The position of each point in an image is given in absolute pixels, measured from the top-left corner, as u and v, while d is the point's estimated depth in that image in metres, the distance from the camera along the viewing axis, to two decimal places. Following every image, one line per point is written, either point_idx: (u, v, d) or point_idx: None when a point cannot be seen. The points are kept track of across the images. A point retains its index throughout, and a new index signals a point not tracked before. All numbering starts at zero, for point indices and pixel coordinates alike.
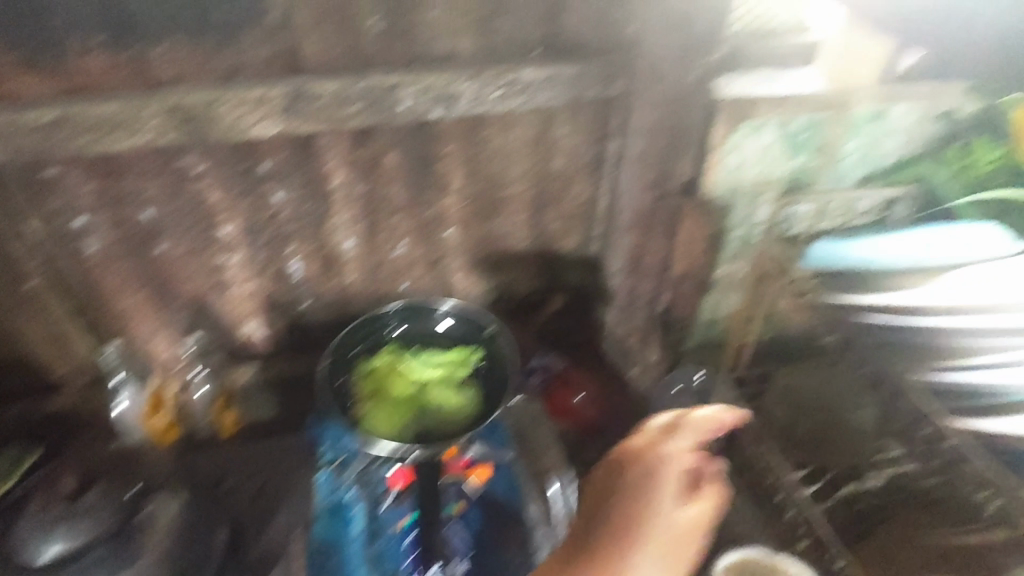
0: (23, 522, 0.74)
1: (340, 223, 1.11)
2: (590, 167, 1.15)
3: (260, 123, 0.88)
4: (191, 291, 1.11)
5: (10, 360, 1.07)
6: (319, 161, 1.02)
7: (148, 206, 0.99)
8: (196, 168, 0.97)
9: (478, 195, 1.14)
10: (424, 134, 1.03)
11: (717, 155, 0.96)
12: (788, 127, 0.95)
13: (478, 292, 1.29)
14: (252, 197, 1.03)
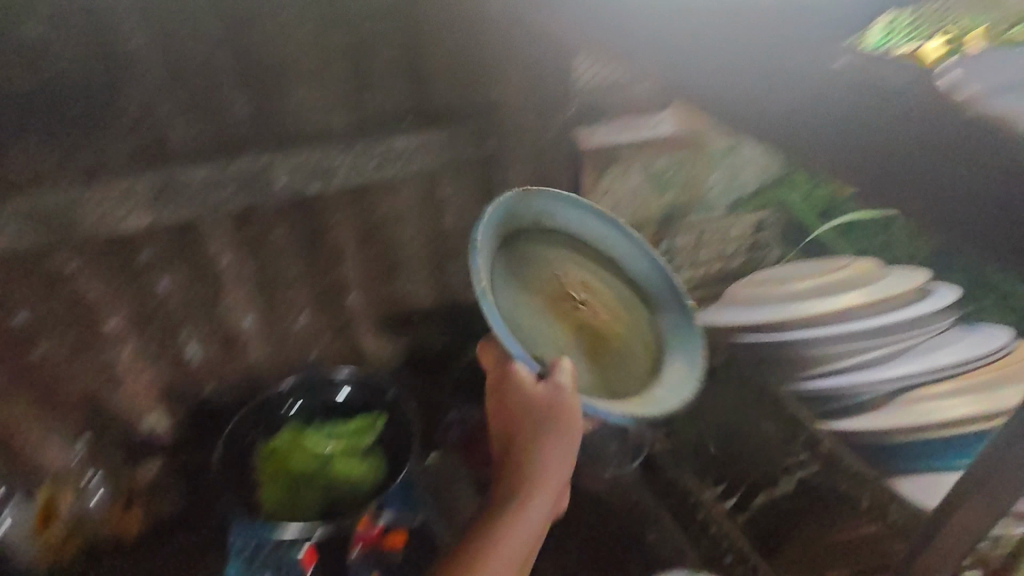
0: None
1: (235, 302, 1.09)
2: (481, 220, 1.18)
3: (130, 216, 0.88)
4: (80, 393, 1.04)
5: None
6: (203, 245, 1.01)
7: (19, 311, 0.94)
8: (70, 266, 0.93)
9: (374, 259, 1.15)
10: (310, 208, 1.04)
11: (593, 199, 1.02)
12: (655, 169, 1.01)
13: (390, 353, 1.28)
14: (135, 288, 1.00)
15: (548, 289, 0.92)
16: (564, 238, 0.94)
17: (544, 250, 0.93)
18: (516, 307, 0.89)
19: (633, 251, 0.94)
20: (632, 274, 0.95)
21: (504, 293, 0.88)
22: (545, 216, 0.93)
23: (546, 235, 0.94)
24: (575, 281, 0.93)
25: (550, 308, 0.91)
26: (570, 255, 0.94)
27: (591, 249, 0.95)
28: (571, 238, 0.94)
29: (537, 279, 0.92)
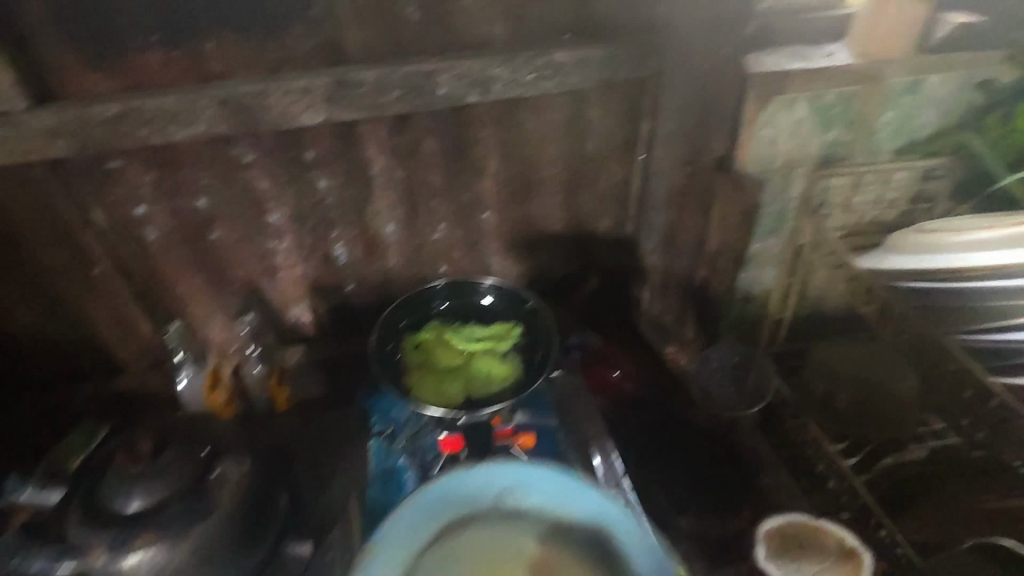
0: (104, 479, 0.72)
1: (382, 208, 1.14)
2: (623, 148, 1.16)
3: (306, 112, 0.94)
4: (244, 276, 1.16)
5: (81, 343, 1.16)
6: (361, 149, 1.05)
7: (202, 195, 1.04)
8: (246, 157, 1.01)
9: (513, 178, 1.16)
10: (461, 119, 1.06)
11: (751, 130, 0.96)
12: (822, 101, 0.94)
13: (515, 274, 1.31)
14: (298, 184, 1.07)
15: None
16: (506, 537, 0.84)
17: (564, 523, 0.85)
18: (453, 566, 0.81)
19: (642, 550, 0.79)
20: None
21: (467, 545, 0.83)
22: (558, 512, 0.85)
23: (552, 530, 0.85)
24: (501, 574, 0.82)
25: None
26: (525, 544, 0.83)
27: (596, 554, 0.82)
28: (557, 544, 0.84)
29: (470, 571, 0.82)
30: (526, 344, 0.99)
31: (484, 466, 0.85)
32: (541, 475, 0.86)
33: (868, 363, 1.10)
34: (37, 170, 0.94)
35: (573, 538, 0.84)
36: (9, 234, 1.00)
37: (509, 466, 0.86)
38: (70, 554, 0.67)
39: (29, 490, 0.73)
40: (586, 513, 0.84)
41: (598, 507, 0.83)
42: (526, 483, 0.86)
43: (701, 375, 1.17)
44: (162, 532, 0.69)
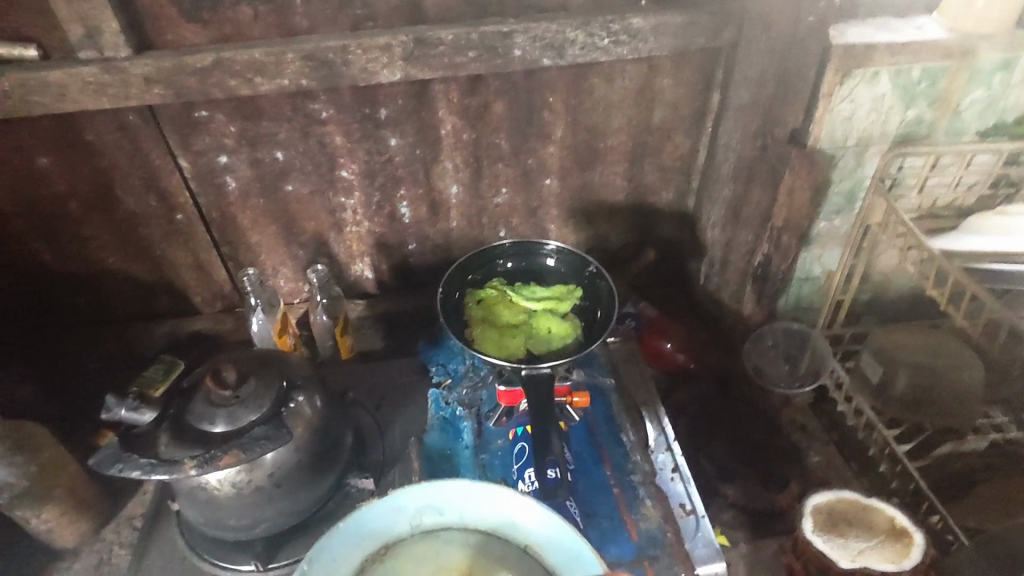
0: (194, 403, 0.79)
1: (448, 169, 1.17)
2: (691, 119, 1.16)
3: (385, 69, 0.97)
4: (313, 229, 1.21)
5: (161, 285, 1.24)
6: (432, 108, 1.08)
7: (281, 148, 1.09)
8: (324, 112, 1.05)
9: (578, 145, 1.17)
10: (532, 83, 1.07)
11: (828, 104, 0.93)
12: (907, 76, 0.90)
13: (572, 242, 1.32)
14: (370, 141, 1.10)
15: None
16: (422, 571, 0.75)
17: (483, 537, 0.79)
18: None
19: (579, 566, 0.74)
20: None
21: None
22: (473, 525, 0.79)
23: (470, 545, 0.78)
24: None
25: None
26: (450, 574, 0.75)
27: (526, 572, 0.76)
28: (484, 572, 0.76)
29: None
30: (586, 307, 1.02)
31: (399, 490, 0.77)
32: (456, 490, 0.79)
33: (936, 352, 1.02)
34: (132, 116, 1.00)
35: (492, 555, 0.77)
36: (103, 176, 1.06)
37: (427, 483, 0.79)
38: (163, 467, 0.72)
39: (125, 408, 0.79)
40: (512, 528, 0.78)
41: (526, 520, 0.78)
42: (436, 503, 0.79)
43: (754, 353, 1.20)
44: (245, 453, 0.73)
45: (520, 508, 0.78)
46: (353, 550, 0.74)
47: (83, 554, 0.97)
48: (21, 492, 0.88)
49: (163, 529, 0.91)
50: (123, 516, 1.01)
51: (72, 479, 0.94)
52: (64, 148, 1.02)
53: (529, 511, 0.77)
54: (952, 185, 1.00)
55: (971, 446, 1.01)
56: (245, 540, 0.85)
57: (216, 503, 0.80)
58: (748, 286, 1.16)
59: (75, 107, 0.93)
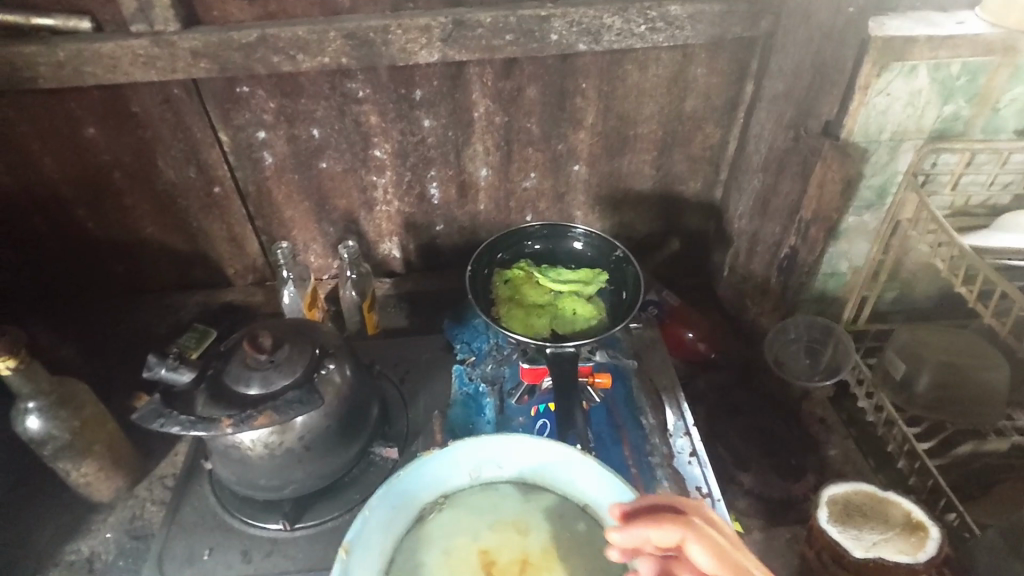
0: (232, 365, 0.83)
1: (479, 151, 1.18)
2: (723, 109, 1.17)
3: (423, 50, 0.99)
4: (344, 207, 1.24)
5: (196, 256, 1.27)
6: (466, 90, 1.09)
7: (317, 125, 1.11)
8: (360, 92, 1.07)
9: (608, 132, 1.18)
10: (566, 69, 1.08)
11: (865, 97, 0.91)
12: (946, 71, 0.89)
13: (597, 229, 1.34)
14: (405, 122, 1.12)
15: (475, 564, 0.79)
16: (479, 519, 0.83)
17: (541, 492, 0.86)
18: (432, 555, 0.80)
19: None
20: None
21: (438, 537, 0.82)
22: (531, 482, 0.87)
23: (526, 499, 0.85)
24: (495, 551, 0.80)
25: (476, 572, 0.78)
26: (506, 523, 0.83)
27: (579, 527, 0.82)
28: (539, 522, 0.83)
29: (460, 550, 0.80)
30: (611, 290, 1.03)
31: (458, 443, 0.86)
32: (517, 448, 0.87)
33: (959, 351, 1.02)
34: (177, 90, 1.03)
35: (546, 510, 0.84)
36: (147, 147, 1.10)
37: (485, 440, 0.87)
38: (201, 424, 0.75)
39: (165, 367, 0.82)
40: (568, 487, 0.85)
41: (582, 480, 0.84)
42: (496, 459, 0.87)
43: (776, 345, 1.18)
44: (279, 415, 0.76)
45: (576, 469, 0.85)
46: (413, 496, 0.83)
47: (117, 509, 1.01)
48: (64, 445, 0.92)
49: (194, 487, 0.94)
50: (156, 474, 1.05)
51: (111, 436, 0.98)
52: (110, 119, 1.06)
53: (584, 472, 0.84)
54: (987, 183, 1.00)
55: (993, 446, 1.00)
56: (274, 500, 0.89)
57: (248, 462, 0.83)
58: (773, 278, 1.16)
59: (124, 78, 0.97)
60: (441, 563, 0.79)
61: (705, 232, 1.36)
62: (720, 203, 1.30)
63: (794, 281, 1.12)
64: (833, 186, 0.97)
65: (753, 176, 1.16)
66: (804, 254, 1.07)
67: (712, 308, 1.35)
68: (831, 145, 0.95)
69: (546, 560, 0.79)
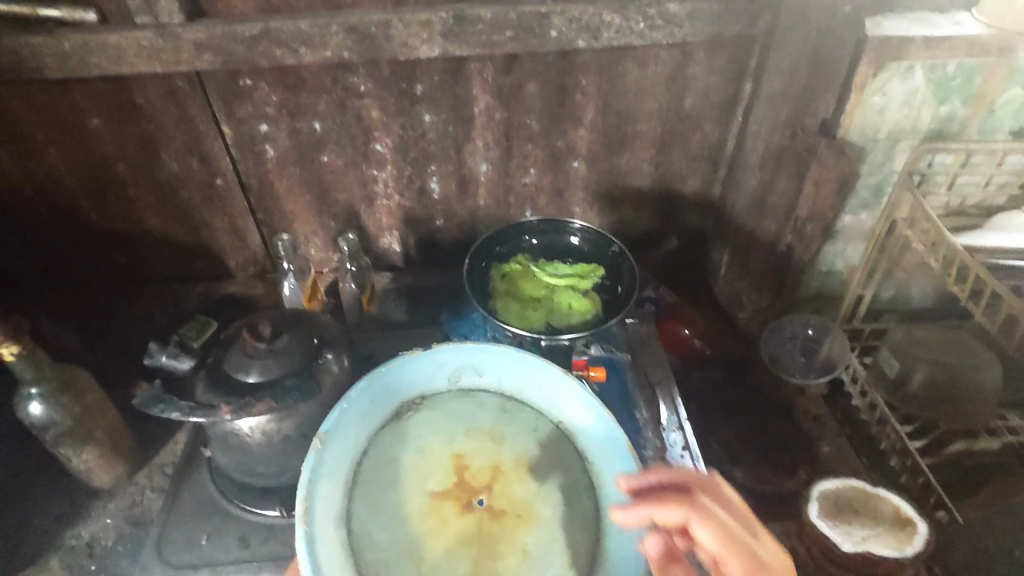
0: (231, 354, 0.83)
1: (479, 147, 1.19)
2: (722, 107, 1.17)
3: (424, 45, 1.00)
4: (345, 200, 1.25)
5: (198, 247, 1.28)
6: (467, 86, 1.10)
7: (319, 119, 1.12)
8: (362, 86, 1.08)
9: (608, 129, 1.19)
10: (565, 65, 1.09)
11: (861, 96, 0.92)
12: (941, 71, 0.90)
13: (596, 226, 1.35)
14: (405, 117, 1.13)
15: (448, 466, 0.82)
16: (454, 424, 0.86)
17: (516, 404, 0.89)
18: (406, 452, 0.83)
19: (606, 448, 0.83)
20: (546, 497, 0.81)
21: (414, 436, 0.84)
22: (509, 394, 0.89)
23: (503, 410, 0.87)
24: (468, 456, 0.83)
25: (448, 473, 0.81)
26: (482, 431, 0.85)
27: (552, 442, 0.85)
28: (514, 433, 0.86)
29: (434, 451, 0.83)
30: (608, 285, 1.05)
31: (441, 349, 0.88)
32: (499, 360, 0.89)
33: (953, 351, 1.03)
34: (180, 82, 1.04)
35: (522, 424, 0.87)
36: (150, 138, 1.11)
37: (468, 349, 0.89)
38: (200, 410, 0.76)
39: (166, 355, 0.84)
40: (547, 400, 0.88)
41: (561, 398, 0.87)
42: (477, 367, 0.89)
43: (772, 342, 1.20)
44: (277, 402, 0.78)
45: (555, 387, 0.87)
46: (393, 395, 0.85)
47: (117, 496, 1.02)
48: (66, 431, 0.93)
49: (194, 474, 0.96)
50: (156, 462, 1.06)
51: (112, 424, 0.99)
52: (114, 110, 1.07)
53: (564, 390, 0.86)
54: (981, 183, 1.00)
55: (985, 446, 1.01)
56: (272, 486, 0.90)
57: (246, 449, 0.84)
58: (769, 276, 1.17)
59: (129, 70, 0.98)
60: (414, 462, 0.82)
61: (703, 230, 1.37)
62: (717, 201, 1.31)
63: (789, 279, 1.12)
64: (829, 185, 0.98)
65: (750, 174, 1.17)
66: (800, 252, 1.08)
67: (709, 306, 1.36)
68: (827, 144, 0.96)
69: (517, 470, 0.83)
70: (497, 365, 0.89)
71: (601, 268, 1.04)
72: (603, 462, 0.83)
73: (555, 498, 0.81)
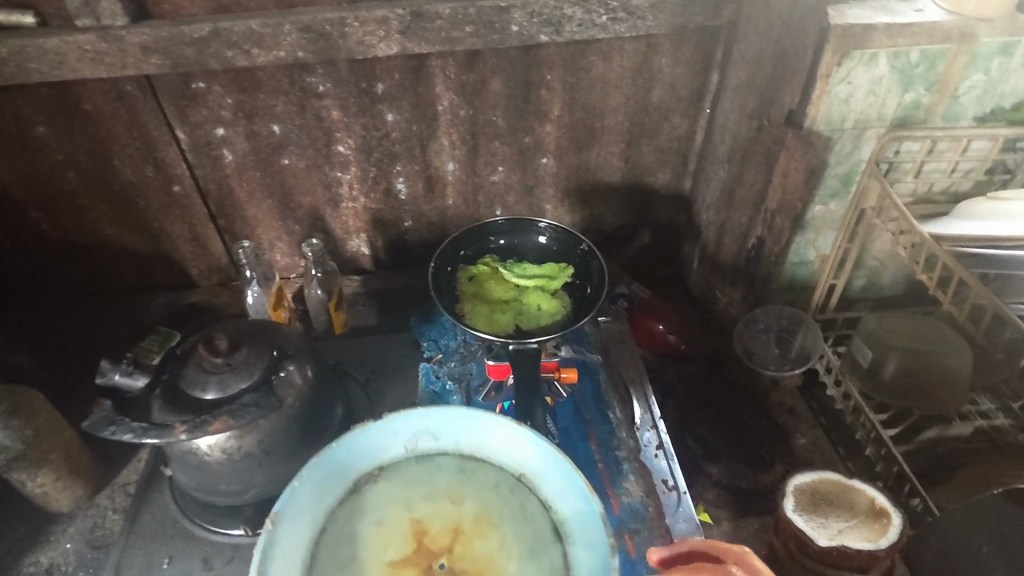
0: (187, 369, 0.81)
1: (445, 145, 1.16)
2: (689, 100, 1.16)
3: (382, 43, 0.97)
4: (309, 204, 1.21)
5: (157, 257, 1.24)
6: (430, 83, 1.08)
7: (278, 121, 1.09)
8: (320, 86, 1.05)
9: (575, 124, 1.17)
10: (529, 60, 1.07)
11: (826, 85, 0.90)
12: (905, 58, 0.89)
13: (568, 222, 1.33)
14: (367, 117, 1.10)
15: (407, 534, 0.79)
16: (413, 489, 0.83)
17: (477, 464, 0.85)
18: (364, 524, 0.80)
19: (567, 499, 0.80)
20: (510, 553, 0.78)
21: (373, 507, 0.81)
22: (469, 452, 0.86)
23: (463, 470, 0.85)
24: (429, 520, 0.81)
25: (407, 541, 0.78)
26: (442, 493, 0.83)
27: (515, 498, 0.82)
28: (474, 492, 0.83)
29: (392, 520, 0.80)
30: (577, 284, 1.03)
31: (392, 416, 0.84)
32: (454, 419, 0.86)
33: (923, 337, 1.02)
34: (129, 87, 1.00)
35: (483, 480, 0.84)
36: (100, 146, 1.07)
37: (421, 412, 0.85)
38: (153, 431, 0.73)
39: (119, 373, 0.81)
40: (506, 456, 0.84)
41: (519, 452, 0.83)
42: (433, 429, 0.86)
43: (746, 335, 1.18)
44: (235, 419, 0.74)
45: (510, 438, 0.84)
46: (347, 469, 0.82)
47: (77, 519, 0.98)
48: (17, 455, 0.89)
49: (155, 494, 0.92)
50: (118, 482, 1.02)
51: (68, 445, 0.95)
52: (59, 117, 1.02)
53: (521, 444, 0.83)
54: (948, 170, 1.00)
55: (958, 431, 1.01)
56: (235, 505, 0.87)
57: (206, 468, 0.81)
58: (741, 269, 1.16)
59: (72, 75, 0.93)
60: (373, 534, 0.79)
61: (675, 224, 1.36)
62: (688, 194, 1.30)
63: (761, 272, 1.11)
64: (797, 176, 0.97)
65: (719, 166, 1.16)
66: (770, 244, 1.07)
67: (684, 299, 1.35)
68: (794, 134, 0.95)
69: (479, 528, 0.80)
70: (452, 428, 0.86)
71: (570, 267, 1.02)
72: (567, 512, 0.79)
73: (520, 554, 0.78)
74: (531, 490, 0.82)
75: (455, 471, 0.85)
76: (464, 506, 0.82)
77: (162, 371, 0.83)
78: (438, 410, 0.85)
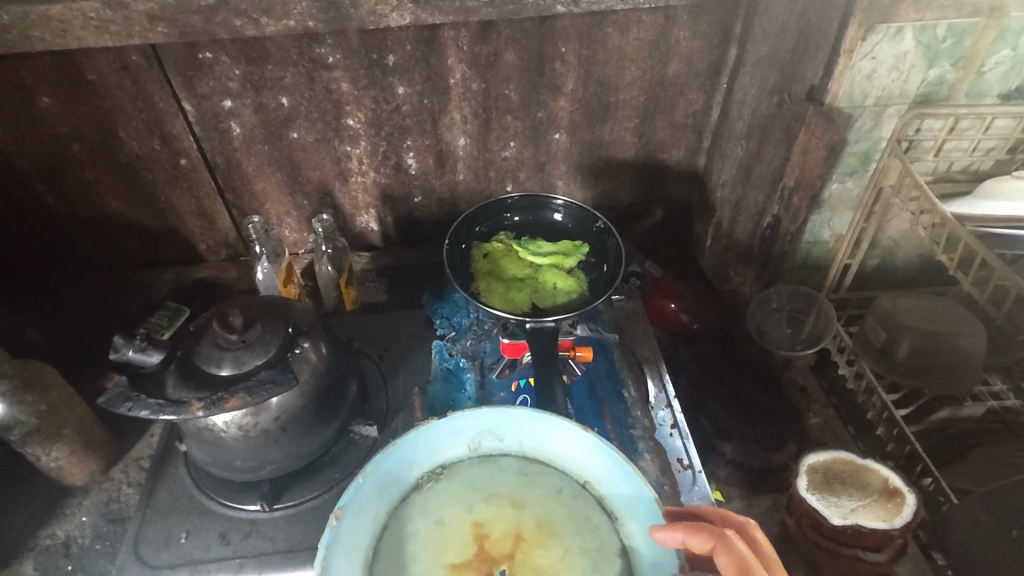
0: (201, 345, 0.80)
1: (457, 120, 1.14)
2: (706, 74, 1.14)
3: (394, 12, 0.94)
4: (318, 178, 1.19)
5: (165, 231, 1.23)
6: (442, 55, 1.05)
7: (286, 93, 1.06)
8: (330, 57, 1.02)
9: (589, 99, 1.14)
10: (544, 32, 1.04)
11: (850, 60, 0.88)
12: (932, 33, 0.86)
13: (579, 198, 1.32)
14: (377, 89, 1.08)
15: (468, 537, 0.79)
16: (474, 491, 0.83)
17: (539, 467, 0.86)
18: (426, 524, 0.80)
19: (632, 507, 0.79)
20: (573, 562, 0.77)
21: (432, 507, 0.81)
22: (531, 456, 0.87)
23: (524, 474, 0.85)
24: (489, 524, 0.80)
25: (468, 544, 0.78)
26: (502, 496, 0.83)
27: (577, 505, 0.82)
28: (535, 496, 0.83)
29: (453, 521, 0.80)
30: (591, 262, 1.02)
31: (458, 415, 0.85)
32: (518, 420, 0.86)
33: (939, 318, 1.01)
34: (134, 56, 0.97)
35: (545, 485, 0.84)
36: (106, 117, 1.04)
37: (487, 412, 0.86)
38: (169, 407, 0.72)
39: (133, 349, 0.80)
40: (568, 461, 0.85)
41: (582, 457, 0.83)
42: (497, 430, 0.86)
43: (758, 315, 1.17)
44: (251, 397, 0.74)
45: (575, 443, 0.84)
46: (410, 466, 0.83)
47: (93, 492, 0.99)
48: (32, 429, 0.88)
49: (170, 469, 0.93)
50: (131, 456, 1.03)
51: (81, 418, 0.95)
52: (63, 85, 1.00)
53: (586, 448, 0.83)
54: (969, 149, 0.98)
55: (969, 412, 1.01)
56: (252, 481, 0.87)
57: (222, 445, 0.81)
58: (755, 247, 1.15)
59: (76, 44, 0.90)
60: (434, 534, 0.79)
61: (688, 201, 1.34)
62: (702, 170, 1.29)
63: (776, 251, 1.10)
64: (816, 153, 0.95)
65: (736, 143, 1.15)
66: (786, 223, 1.05)
67: (694, 278, 1.34)
68: (815, 110, 0.93)
69: (540, 535, 0.79)
70: (517, 430, 0.86)
71: (585, 245, 1.02)
72: (631, 521, 0.79)
73: (582, 563, 0.77)
74: (594, 499, 0.82)
75: (517, 474, 0.85)
76: (527, 511, 0.81)
77: (176, 347, 0.83)
78: (504, 411, 0.86)
